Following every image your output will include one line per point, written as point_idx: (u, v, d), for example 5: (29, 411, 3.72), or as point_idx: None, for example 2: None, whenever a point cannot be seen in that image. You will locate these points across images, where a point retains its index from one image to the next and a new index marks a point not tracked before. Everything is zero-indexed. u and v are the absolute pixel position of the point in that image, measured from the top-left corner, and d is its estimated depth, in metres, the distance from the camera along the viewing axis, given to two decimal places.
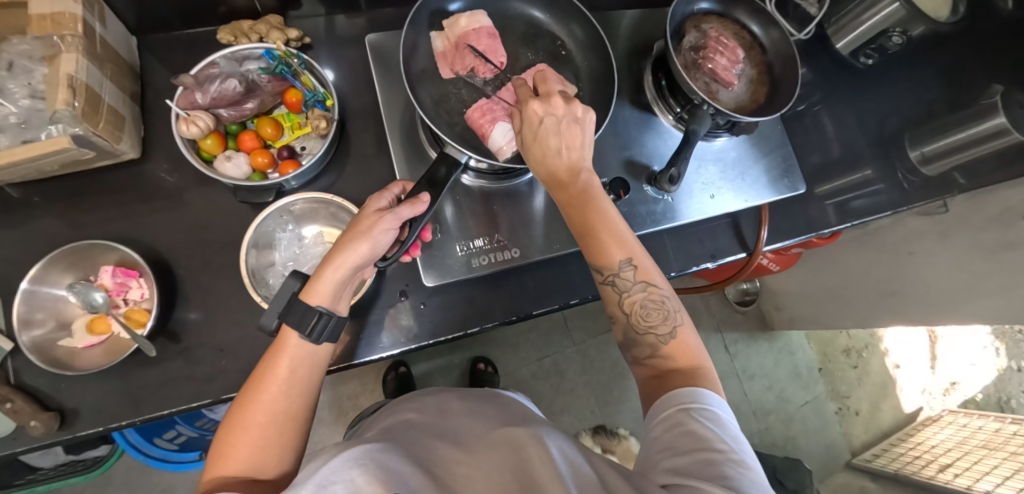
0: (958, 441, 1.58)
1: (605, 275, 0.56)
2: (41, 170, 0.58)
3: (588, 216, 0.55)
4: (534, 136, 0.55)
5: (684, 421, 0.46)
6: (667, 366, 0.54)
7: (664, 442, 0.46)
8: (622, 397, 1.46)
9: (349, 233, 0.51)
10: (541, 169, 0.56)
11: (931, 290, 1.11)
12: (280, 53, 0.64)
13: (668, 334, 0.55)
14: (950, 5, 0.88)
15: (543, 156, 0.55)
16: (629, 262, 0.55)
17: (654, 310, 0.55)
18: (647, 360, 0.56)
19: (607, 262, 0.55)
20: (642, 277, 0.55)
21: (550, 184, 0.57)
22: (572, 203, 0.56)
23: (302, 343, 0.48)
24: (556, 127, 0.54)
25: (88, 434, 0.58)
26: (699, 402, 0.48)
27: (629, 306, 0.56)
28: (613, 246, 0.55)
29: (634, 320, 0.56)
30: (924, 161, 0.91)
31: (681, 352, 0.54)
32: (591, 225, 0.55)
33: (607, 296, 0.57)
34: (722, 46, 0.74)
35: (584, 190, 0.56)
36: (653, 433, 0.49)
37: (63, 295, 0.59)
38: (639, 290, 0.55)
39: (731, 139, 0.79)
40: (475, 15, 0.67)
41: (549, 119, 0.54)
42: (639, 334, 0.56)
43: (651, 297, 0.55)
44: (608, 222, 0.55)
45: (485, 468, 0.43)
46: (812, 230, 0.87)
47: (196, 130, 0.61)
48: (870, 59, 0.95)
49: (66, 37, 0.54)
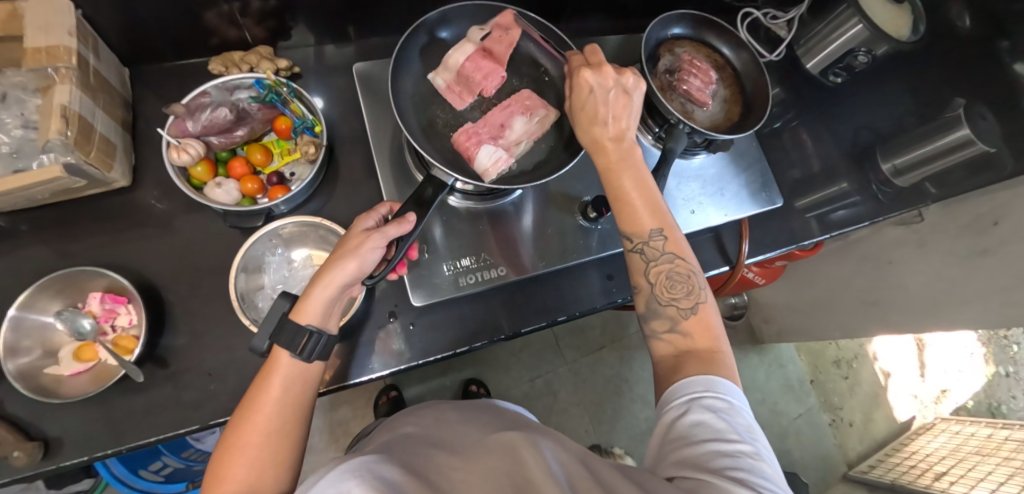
0: (952, 449, 1.59)
1: (635, 241, 0.57)
2: (32, 198, 0.59)
3: (624, 182, 0.58)
4: (582, 107, 0.60)
5: (697, 409, 0.47)
6: (683, 346, 0.54)
7: (677, 430, 0.47)
8: (615, 416, 1.46)
9: (337, 253, 0.52)
10: (588, 137, 0.60)
11: (913, 298, 1.13)
12: (269, 82, 0.65)
13: (690, 309, 0.56)
14: (910, 25, 0.90)
15: (593, 123, 0.59)
16: (660, 232, 0.57)
17: (679, 282, 0.57)
18: (665, 334, 0.56)
19: (639, 228, 0.57)
20: (671, 248, 0.57)
21: (594, 151, 0.59)
22: (612, 169, 0.58)
23: (293, 362, 0.49)
24: (609, 95, 0.58)
25: (72, 463, 0.57)
26: (712, 390, 0.48)
27: (656, 275, 0.57)
28: (645, 215, 0.57)
29: (658, 289, 0.57)
30: (896, 173, 0.93)
31: (700, 330, 0.55)
32: (628, 192, 0.58)
33: (634, 263, 0.58)
34: (696, 68, 0.77)
35: (626, 159, 0.58)
36: (665, 419, 0.49)
37: (50, 322, 0.59)
38: (666, 260, 0.57)
39: (708, 157, 0.82)
40: (461, 45, 0.69)
41: (599, 89, 0.58)
42: (662, 305, 0.57)
43: (678, 270, 0.57)
44: (642, 190, 0.58)
45: (485, 471, 0.43)
46: (793, 241, 0.89)
47: (187, 157, 0.63)
48: (838, 77, 0.99)
49: (60, 69, 0.55)
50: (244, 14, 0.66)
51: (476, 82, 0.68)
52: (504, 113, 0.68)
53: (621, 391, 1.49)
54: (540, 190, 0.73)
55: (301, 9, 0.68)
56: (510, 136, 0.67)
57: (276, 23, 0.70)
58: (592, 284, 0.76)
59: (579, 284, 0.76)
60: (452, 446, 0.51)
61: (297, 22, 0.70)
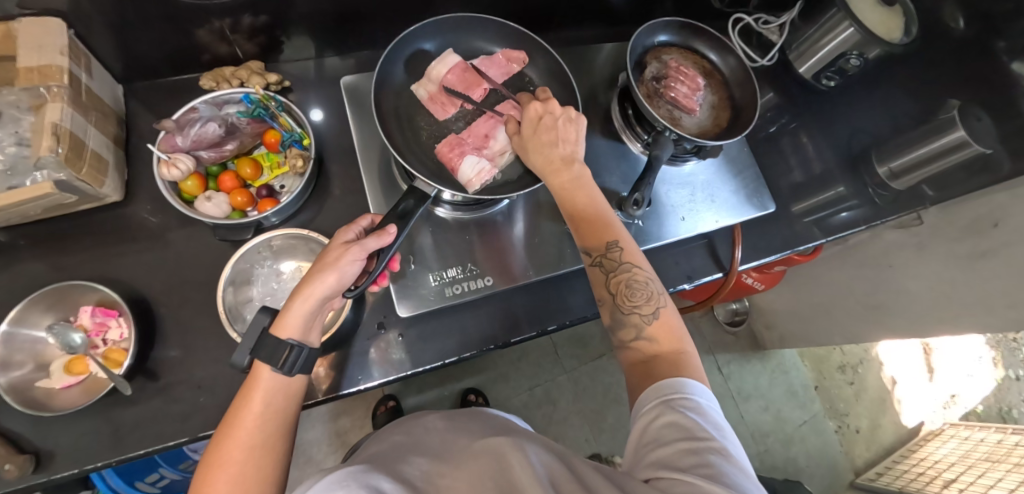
0: (962, 455, 1.56)
1: (594, 256, 0.59)
2: (25, 214, 0.59)
3: (577, 202, 0.61)
4: (531, 134, 0.62)
5: (667, 410, 0.47)
6: (650, 352, 0.54)
7: (649, 433, 0.47)
8: (616, 425, 1.45)
9: (317, 266, 0.52)
10: (538, 159, 0.62)
11: (915, 302, 1.12)
12: (257, 97, 0.67)
13: (652, 315, 0.56)
14: (902, 28, 0.89)
15: (540, 147, 0.62)
16: (615, 244, 0.59)
17: (639, 289, 0.57)
18: (633, 342, 0.56)
19: (596, 242, 0.59)
20: (630, 257, 0.58)
21: (545, 173, 0.62)
22: (565, 188, 0.61)
23: (275, 376, 0.49)
24: (559, 120, 0.62)
25: (62, 477, 0.57)
26: (681, 392, 0.48)
27: (616, 285, 0.58)
28: (602, 229, 0.59)
29: (620, 299, 0.58)
30: (893, 176, 0.92)
31: (664, 334, 0.55)
32: (582, 211, 0.60)
33: (596, 277, 0.59)
34: (682, 75, 0.78)
35: (576, 178, 0.61)
36: (639, 424, 0.49)
37: (42, 337, 0.60)
38: (625, 270, 0.58)
39: (699, 163, 0.82)
40: (445, 56, 0.69)
41: (548, 116, 0.62)
42: (625, 314, 0.57)
43: (636, 277, 0.57)
44: (593, 208, 0.60)
45: (470, 478, 0.43)
46: (789, 246, 0.88)
47: (177, 172, 0.64)
48: (831, 81, 0.98)
49: (52, 88, 0.56)
50: (235, 30, 0.67)
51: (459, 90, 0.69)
52: (489, 123, 0.69)
53: (622, 399, 1.47)
54: (528, 199, 0.73)
55: (291, 25, 0.69)
56: (495, 146, 0.68)
57: (267, 39, 0.71)
58: (583, 293, 0.76)
59: (569, 292, 0.75)
60: (439, 453, 0.51)
61: (288, 37, 0.72)
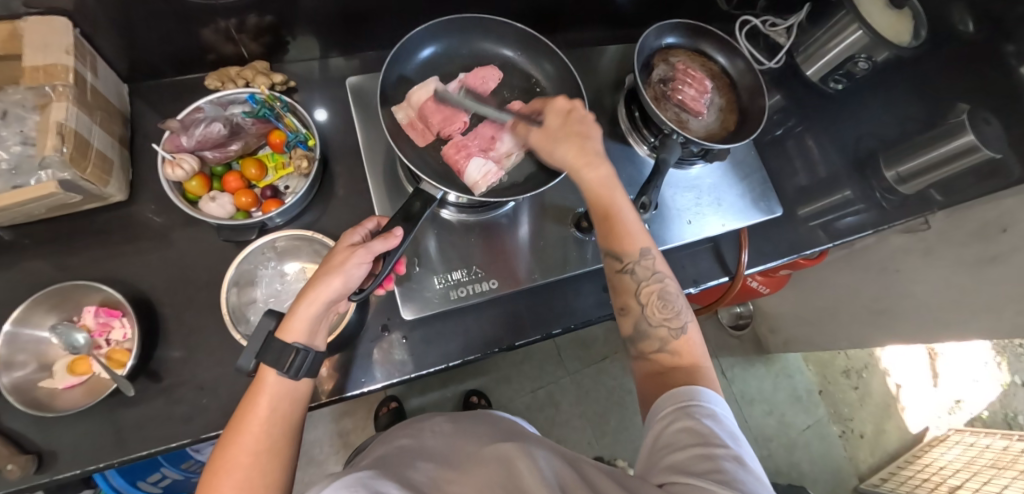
0: (966, 462, 1.55)
1: (625, 261, 0.59)
2: (30, 214, 0.59)
3: (609, 203, 0.60)
4: (561, 125, 0.64)
5: (681, 417, 0.47)
6: (670, 363, 0.55)
7: (664, 440, 0.47)
8: (619, 428, 1.44)
9: (322, 268, 0.52)
10: (569, 154, 0.62)
11: (922, 307, 1.11)
12: (263, 97, 0.67)
13: (679, 329, 0.56)
14: (911, 30, 0.88)
15: (573, 142, 0.62)
16: (648, 252, 0.59)
17: (669, 303, 0.57)
18: (654, 354, 0.56)
19: (627, 248, 0.59)
20: (660, 268, 0.59)
21: (576, 169, 0.62)
22: (599, 186, 0.61)
23: (280, 380, 0.48)
24: (581, 120, 0.64)
25: (64, 477, 0.57)
26: (697, 399, 0.48)
27: (646, 296, 0.58)
28: (633, 236, 0.59)
29: (649, 310, 0.58)
30: (901, 180, 0.92)
31: (687, 348, 0.55)
32: (615, 213, 0.60)
33: (623, 284, 0.59)
34: (690, 77, 0.77)
35: (608, 179, 0.61)
36: (653, 431, 0.49)
37: (45, 337, 0.60)
38: (656, 280, 0.58)
39: (706, 167, 0.81)
40: (426, 83, 0.67)
41: (577, 109, 0.65)
42: (652, 326, 0.57)
43: (667, 290, 0.58)
44: (625, 214, 0.60)
45: (477, 483, 0.43)
46: (796, 250, 0.87)
47: (181, 172, 0.64)
48: (839, 84, 0.99)
49: (57, 88, 0.56)
50: (240, 30, 0.67)
51: (438, 121, 0.67)
52: (494, 126, 0.69)
53: (625, 402, 1.47)
54: (534, 201, 0.73)
55: (296, 25, 0.69)
56: (500, 148, 0.67)
57: (272, 39, 0.71)
58: (588, 296, 0.76)
59: (574, 296, 0.75)
60: (446, 458, 0.50)
61: (294, 37, 0.71)
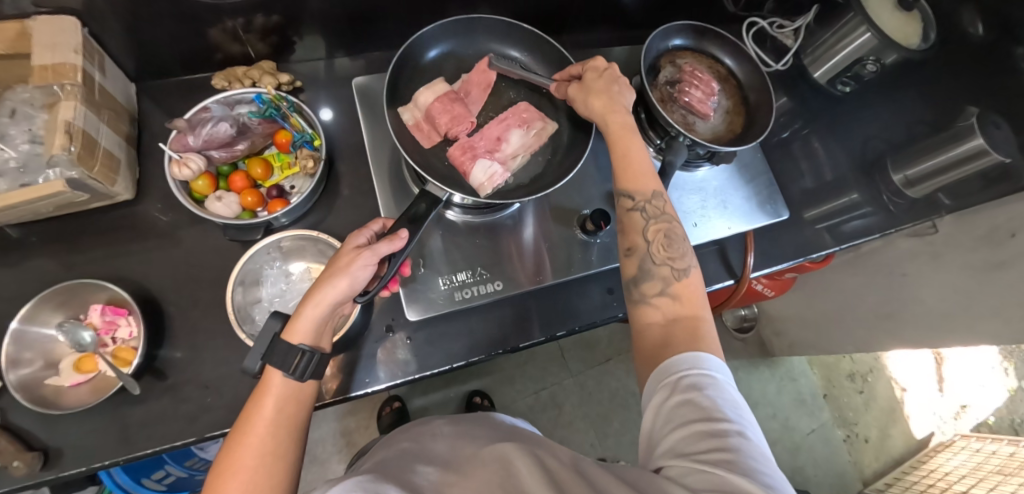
0: (973, 468, 1.53)
1: (636, 200, 0.59)
2: (38, 212, 0.60)
3: (629, 145, 0.61)
4: (596, 81, 0.64)
5: (682, 389, 0.46)
6: (671, 310, 0.54)
7: (664, 413, 0.46)
8: (622, 430, 1.44)
9: (328, 271, 0.52)
10: (596, 103, 0.63)
11: (929, 311, 1.10)
12: (269, 97, 0.67)
13: (682, 271, 0.57)
14: (921, 33, 0.87)
15: (604, 94, 0.63)
16: (659, 195, 0.59)
17: (674, 242, 0.58)
18: (655, 297, 0.56)
19: (640, 188, 0.59)
20: (668, 211, 0.59)
21: (602, 114, 0.62)
22: (622, 130, 0.61)
23: (286, 383, 0.49)
24: (613, 78, 0.64)
25: (70, 475, 0.57)
26: (697, 367, 0.47)
27: (653, 234, 0.58)
28: (647, 176, 0.60)
29: (654, 249, 0.58)
30: (909, 184, 0.91)
31: (688, 293, 0.56)
32: (633, 156, 0.61)
33: (632, 222, 0.59)
34: (697, 80, 0.77)
35: (630, 125, 0.62)
36: (652, 402, 0.48)
37: (52, 335, 0.60)
38: (664, 221, 0.59)
39: (712, 169, 0.81)
40: (433, 85, 0.68)
41: (612, 68, 0.65)
42: (655, 265, 0.57)
43: (672, 230, 0.59)
44: (643, 156, 0.61)
45: (476, 486, 0.42)
46: (803, 253, 0.86)
47: (188, 172, 0.64)
48: (847, 86, 0.98)
49: (65, 87, 0.56)
50: (247, 30, 0.67)
51: (443, 123, 0.66)
52: (500, 126, 0.68)
53: (628, 404, 1.46)
54: (539, 202, 0.73)
55: (303, 25, 0.69)
56: (506, 150, 0.67)
57: (279, 39, 0.71)
58: (592, 298, 0.75)
59: (579, 297, 0.75)
60: (446, 462, 0.50)
61: (300, 37, 0.71)
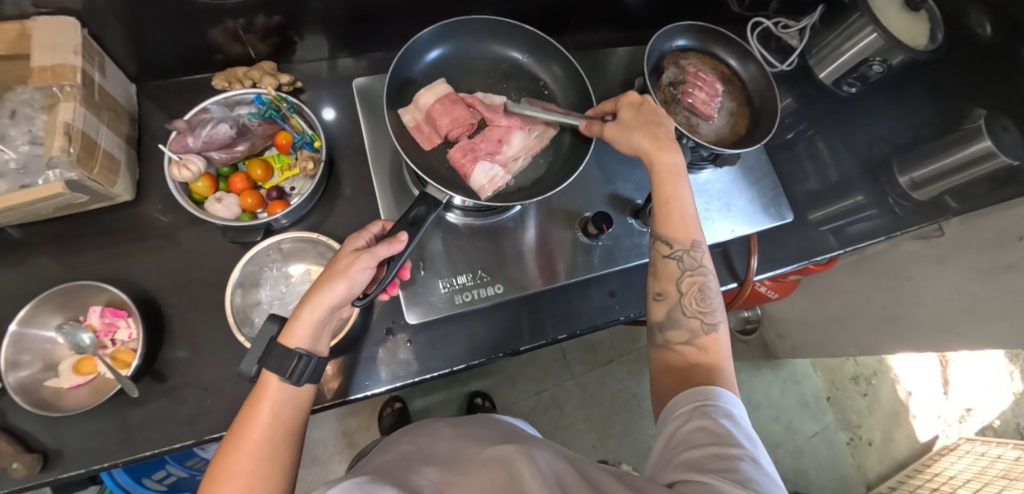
0: (977, 472, 1.47)
1: (673, 248, 0.59)
2: (37, 213, 0.59)
3: (671, 189, 0.59)
4: (635, 117, 0.62)
5: (698, 416, 0.46)
6: (695, 358, 0.55)
7: (679, 437, 0.46)
8: (623, 431, 1.43)
9: (326, 274, 0.51)
10: (642, 140, 0.60)
11: (934, 315, 1.08)
12: (270, 98, 0.66)
13: (712, 324, 0.57)
14: (928, 33, 0.86)
15: (650, 130, 0.61)
16: (697, 246, 0.59)
17: (706, 296, 0.58)
18: (681, 345, 0.56)
19: (678, 236, 0.59)
20: (704, 263, 0.59)
21: (648, 152, 0.60)
22: (668, 172, 0.59)
23: (282, 387, 0.48)
24: (653, 112, 0.62)
25: (70, 476, 0.57)
26: (713, 399, 0.47)
27: (688, 285, 0.58)
28: (687, 226, 0.59)
29: (686, 300, 0.58)
30: (914, 186, 0.90)
31: (714, 346, 0.55)
32: (675, 201, 0.59)
33: (666, 270, 0.59)
34: (700, 81, 0.76)
35: (675, 166, 0.60)
36: (668, 428, 0.48)
37: (52, 337, 0.60)
38: (699, 272, 0.59)
39: (716, 171, 0.80)
40: (434, 86, 0.67)
41: (650, 103, 0.63)
42: (686, 316, 0.57)
43: (706, 284, 0.58)
44: (683, 203, 0.60)
45: (478, 486, 0.42)
46: (807, 256, 0.85)
47: (187, 173, 0.64)
48: (853, 87, 0.97)
49: (65, 88, 0.56)
50: (248, 30, 0.67)
51: (444, 125, 0.65)
52: (501, 129, 0.68)
53: (630, 405, 1.46)
54: (541, 205, 0.72)
55: (304, 25, 0.69)
56: (507, 152, 0.67)
57: (280, 39, 0.70)
58: (594, 301, 0.75)
59: (581, 300, 0.74)
60: (447, 462, 0.50)
61: (301, 37, 0.71)
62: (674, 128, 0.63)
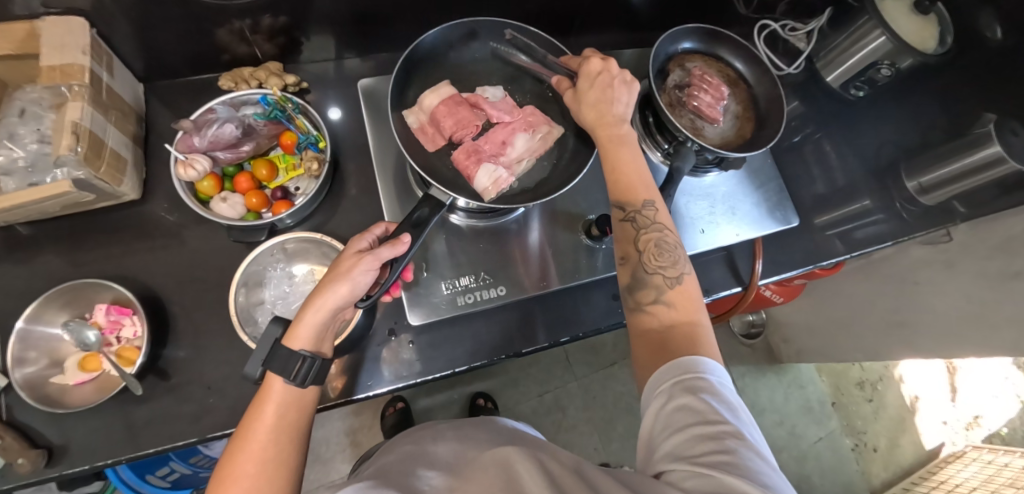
0: (984, 480, 1.49)
1: (628, 211, 0.58)
2: (44, 211, 0.60)
3: (619, 155, 0.60)
4: (587, 88, 0.63)
5: (679, 394, 0.45)
6: (668, 317, 0.54)
7: (663, 418, 0.45)
8: (626, 434, 1.42)
9: (330, 276, 0.51)
10: (589, 114, 0.62)
11: (942, 321, 1.07)
12: (275, 98, 0.67)
13: (676, 278, 0.56)
14: (936, 37, 0.85)
15: (596, 104, 0.62)
16: (651, 204, 0.58)
17: (666, 251, 0.57)
18: (650, 305, 0.55)
19: (632, 198, 0.58)
20: (661, 219, 0.58)
21: (594, 126, 0.61)
22: (611, 143, 0.60)
23: (287, 389, 0.48)
24: (608, 83, 0.62)
25: (73, 472, 0.58)
26: (692, 372, 0.46)
27: (645, 243, 0.57)
28: (640, 185, 0.59)
29: (646, 258, 0.57)
30: (922, 191, 0.90)
31: (683, 301, 0.55)
32: (624, 166, 0.59)
33: (624, 233, 0.58)
34: (706, 83, 0.76)
35: (624, 136, 0.61)
36: (651, 408, 0.47)
37: (57, 334, 0.60)
38: (656, 229, 0.57)
39: (720, 175, 0.79)
40: (438, 87, 0.67)
41: (603, 75, 0.62)
42: (649, 274, 0.56)
43: (665, 238, 0.57)
44: (635, 165, 0.60)
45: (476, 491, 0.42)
46: (813, 260, 0.85)
47: (193, 173, 0.64)
48: (860, 90, 0.95)
49: (73, 87, 0.56)
50: (254, 31, 0.67)
51: (449, 127, 0.65)
52: (506, 130, 0.68)
53: (632, 408, 1.45)
54: (545, 207, 0.72)
55: (310, 26, 0.69)
56: (511, 154, 0.67)
57: (286, 40, 0.71)
58: (597, 304, 0.74)
59: (584, 303, 0.74)
60: (448, 467, 0.50)
61: (307, 38, 0.71)
62: (629, 99, 0.62)
